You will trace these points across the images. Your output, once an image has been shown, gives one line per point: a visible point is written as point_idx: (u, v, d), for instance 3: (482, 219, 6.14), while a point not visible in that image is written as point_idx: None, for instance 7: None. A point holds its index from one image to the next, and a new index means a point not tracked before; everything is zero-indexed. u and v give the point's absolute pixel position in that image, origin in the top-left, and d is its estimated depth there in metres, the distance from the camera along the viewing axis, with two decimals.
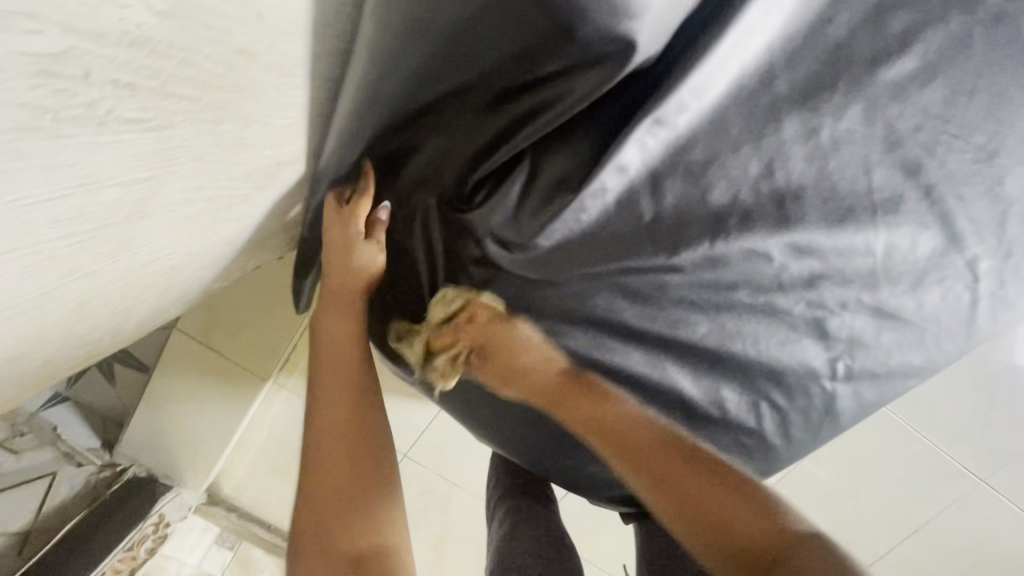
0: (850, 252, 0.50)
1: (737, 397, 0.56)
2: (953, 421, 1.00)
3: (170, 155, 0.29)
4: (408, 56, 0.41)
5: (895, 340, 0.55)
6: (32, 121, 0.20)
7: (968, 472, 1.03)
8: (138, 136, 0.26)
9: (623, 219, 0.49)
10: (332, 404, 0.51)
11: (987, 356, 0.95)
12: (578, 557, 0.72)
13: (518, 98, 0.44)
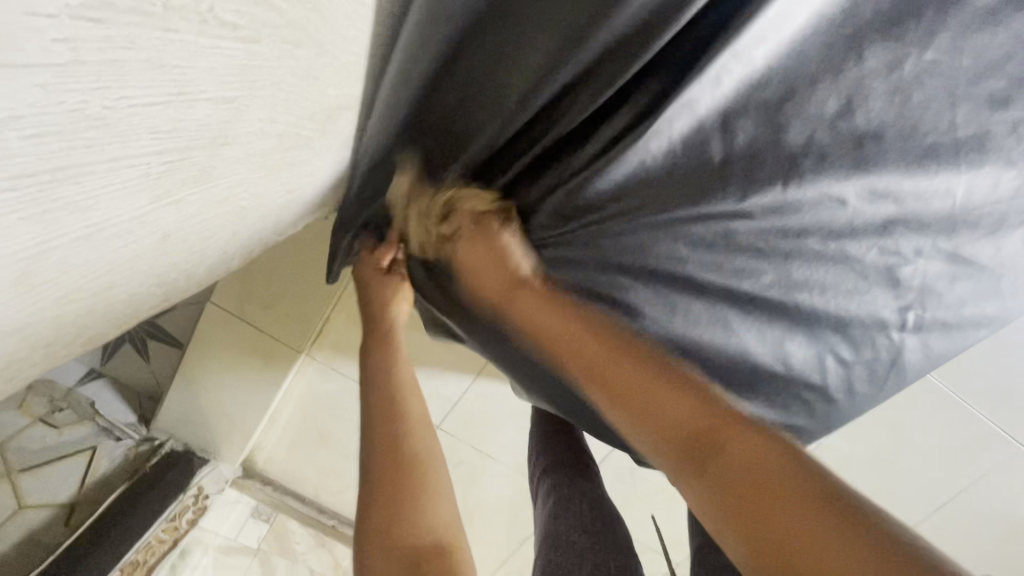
0: (929, 195, 0.48)
1: (803, 350, 0.55)
2: (1001, 386, 0.97)
3: (254, 73, 0.28)
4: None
5: (969, 288, 0.53)
6: (147, 5, 0.18)
7: (1011, 438, 1.01)
8: (230, 45, 0.24)
9: (691, 161, 0.48)
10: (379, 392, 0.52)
11: None
12: (625, 530, 0.71)
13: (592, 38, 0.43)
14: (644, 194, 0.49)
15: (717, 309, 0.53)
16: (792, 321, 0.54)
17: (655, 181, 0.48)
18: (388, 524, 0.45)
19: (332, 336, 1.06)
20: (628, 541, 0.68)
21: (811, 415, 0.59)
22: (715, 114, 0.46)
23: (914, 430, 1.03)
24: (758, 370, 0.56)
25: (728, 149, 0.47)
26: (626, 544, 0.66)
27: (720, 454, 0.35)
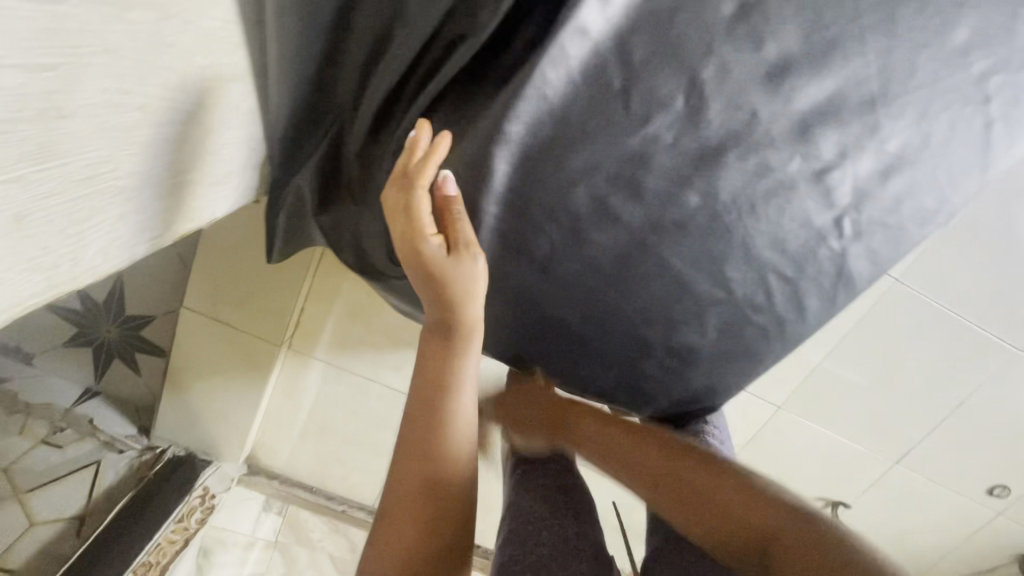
0: (840, 92, 0.47)
1: (743, 275, 0.55)
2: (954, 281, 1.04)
3: (73, 35, 0.27)
4: None
5: (905, 186, 0.51)
6: None
7: (970, 325, 1.09)
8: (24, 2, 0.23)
9: (590, 90, 0.46)
10: (434, 389, 0.50)
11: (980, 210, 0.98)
12: (587, 494, 0.76)
13: None
14: (549, 132, 0.47)
15: (643, 240, 0.53)
16: (723, 244, 0.53)
17: (557, 117, 0.47)
18: (395, 519, 0.46)
19: (308, 325, 1.07)
20: (591, 513, 0.73)
21: (767, 338, 0.59)
22: (606, 37, 0.44)
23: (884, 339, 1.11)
24: (701, 295, 0.56)
25: (629, 67, 0.45)
26: (587, 514, 0.71)
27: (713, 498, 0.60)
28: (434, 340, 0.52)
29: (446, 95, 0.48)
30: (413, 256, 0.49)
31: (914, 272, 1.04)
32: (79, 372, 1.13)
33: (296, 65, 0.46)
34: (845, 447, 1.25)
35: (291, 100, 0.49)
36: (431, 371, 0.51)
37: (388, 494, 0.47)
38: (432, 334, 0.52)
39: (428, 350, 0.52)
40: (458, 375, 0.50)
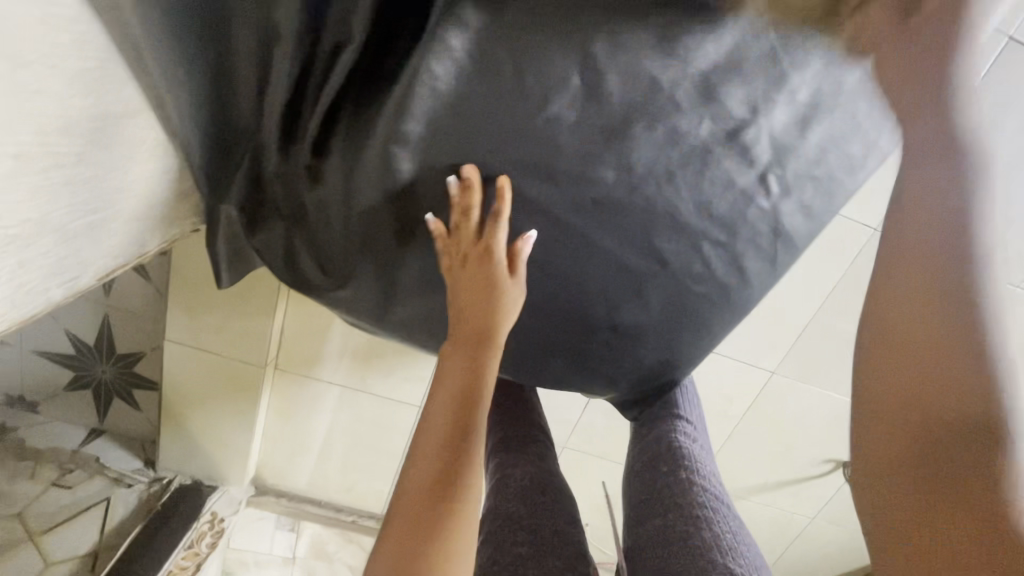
0: (738, 47, 0.45)
1: (674, 244, 0.54)
2: None
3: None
4: None
5: (826, 135, 0.50)
6: None
7: None
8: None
9: (482, 79, 0.45)
10: (465, 392, 0.49)
11: None
12: (566, 495, 0.77)
13: None
14: (449, 122, 0.47)
15: (567, 220, 0.53)
16: (647, 216, 0.53)
17: (454, 109, 0.46)
18: (420, 489, 0.45)
19: (293, 344, 1.10)
20: (571, 506, 0.76)
21: (714, 307, 0.59)
22: (488, 20, 0.43)
23: None
24: (635, 270, 0.56)
25: (520, 48, 0.44)
26: (567, 514, 0.73)
27: (946, 431, 0.37)
28: (466, 347, 0.52)
29: (343, 101, 0.48)
30: (474, 275, 0.53)
31: None
32: (76, 402, 1.17)
33: (189, 93, 0.46)
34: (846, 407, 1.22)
35: (192, 127, 0.49)
36: (456, 379, 0.50)
37: (413, 468, 0.46)
38: (462, 343, 0.52)
39: (452, 357, 0.52)
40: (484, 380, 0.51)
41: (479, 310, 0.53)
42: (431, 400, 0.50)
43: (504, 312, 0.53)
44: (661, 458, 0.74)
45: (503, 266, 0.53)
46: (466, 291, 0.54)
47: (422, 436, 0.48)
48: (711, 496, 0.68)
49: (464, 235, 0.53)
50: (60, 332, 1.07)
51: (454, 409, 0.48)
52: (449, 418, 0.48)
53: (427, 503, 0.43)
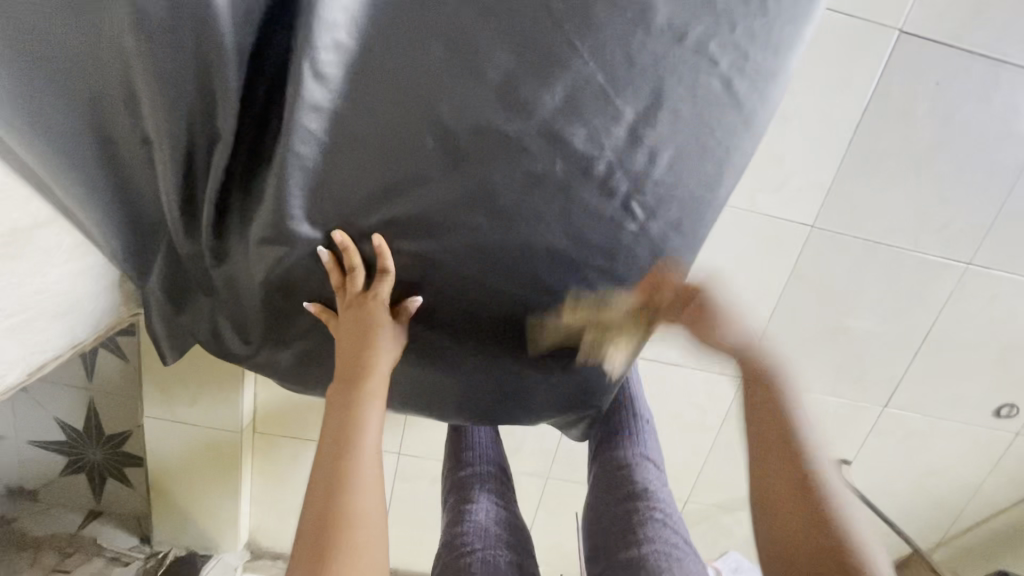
0: (570, 93, 0.50)
1: (560, 275, 0.57)
2: (869, 211, 1.02)
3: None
4: (72, 102, 0.47)
5: (675, 158, 0.53)
6: None
7: (905, 249, 1.06)
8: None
9: (345, 152, 0.50)
10: (346, 434, 0.56)
11: (870, 136, 0.97)
12: (523, 533, 0.78)
13: (188, 95, 0.46)
14: (324, 195, 0.52)
15: (457, 266, 0.56)
16: (529, 253, 0.56)
17: (325, 182, 0.51)
18: (317, 536, 0.50)
19: (269, 406, 1.13)
20: (529, 548, 0.77)
21: (615, 328, 0.61)
22: (338, 103, 0.48)
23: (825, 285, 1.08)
24: (529, 304, 0.59)
25: (373, 123, 0.49)
26: (522, 549, 0.74)
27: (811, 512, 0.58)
28: (345, 390, 0.57)
29: (229, 190, 0.53)
30: (354, 322, 0.57)
31: (828, 212, 1.02)
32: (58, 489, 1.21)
33: (93, 201, 0.52)
34: (827, 403, 1.20)
35: (103, 230, 0.55)
36: (339, 426, 0.56)
37: (311, 515, 0.52)
38: (342, 390, 0.58)
39: (336, 403, 0.58)
40: (364, 418, 0.56)
41: (361, 357, 0.57)
42: (320, 448, 0.56)
43: (381, 352, 0.58)
44: (623, 488, 0.64)
45: (383, 310, 0.57)
46: (348, 338, 0.58)
47: (316, 479, 0.54)
48: (675, 538, 0.59)
49: (345, 286, 0.57)
50: (51, 420, 1.16)
51: (336, 455, 0.54)
52: (334, 463, 0.54)
53: (322, 541, 0.50)
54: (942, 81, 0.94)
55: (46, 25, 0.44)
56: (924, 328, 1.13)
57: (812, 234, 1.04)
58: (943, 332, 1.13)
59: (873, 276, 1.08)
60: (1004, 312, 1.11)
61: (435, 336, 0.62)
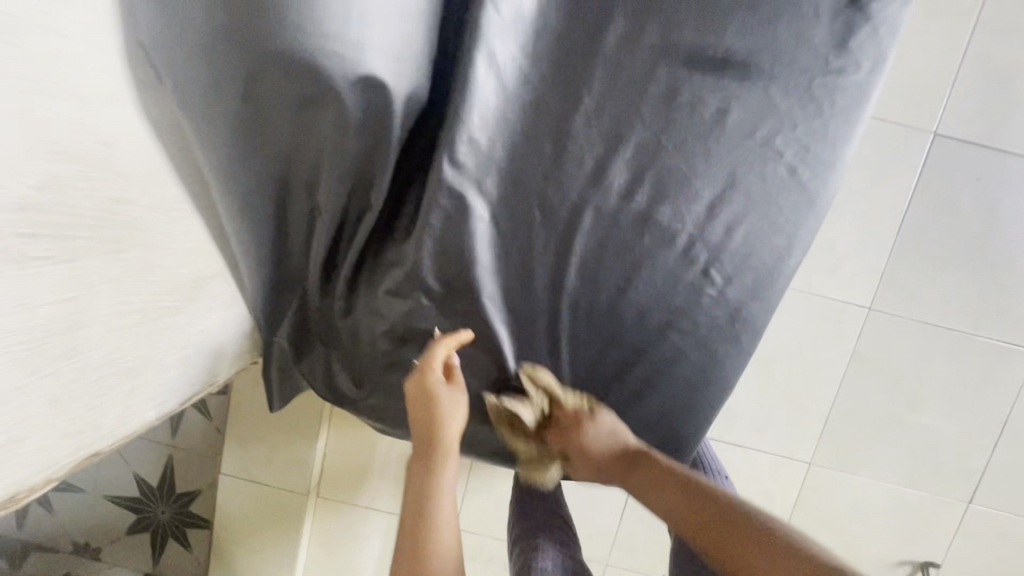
0: (657, 178, 0.59)
1: (646, 334, 0.63)
2: (927, 295, 1.06)
3: (51, 246, 0.39)
4: (260, 180, 0.55)
5: (749, 233, 0.61)
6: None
7: (969, 333, 1.06)
8: (6, 237, 0.35)
9: (469, 224, 0.59)
10: (421, 502, 0.56)
11: (917, 225, 1.03)
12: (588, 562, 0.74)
13: (356, 174, 0.56)
14: (448, 259, 0.60)
15: (553, 324, 0.63)
16: (619, 313, 0.63)
17: (446, 248, 0.59)
18: None
19: (333, 471, 1.17)
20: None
21: (695, 387, 0.65)
22: (469, 183, 0.57)
23: (890, 367, 1.09)
24: (615, 360, 0.64)
25: (494, 200, 0.59)
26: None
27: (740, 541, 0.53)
28: (419, 459, 0.60)
29: (367, 249, 0.63)
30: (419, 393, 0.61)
31: (884, 294, 1.06)
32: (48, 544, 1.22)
33: (258, 258, 0.62)
34: (904, 497, 1.13)
35: (256, 282, 0.64)
36: (415, 494, 0.57)
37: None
38: (416, 459, 0.60)
39: (415, 478, 0.58)
40: (438, 483, 0.57)
41: (428, 426, 0.60)
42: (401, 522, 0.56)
43: (446, 416, 0.60)
44: None
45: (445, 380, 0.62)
46: (413, 411, 0.62)
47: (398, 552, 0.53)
48: None
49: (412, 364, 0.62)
50: (129, 475, 1.22)
51: (415, 521, 0.55)
52: (413, 529, 0.54)
53: None
54: (982, 177, 1.01)
55: (253, 111, 0.50)
56: (1001, 417, 1.09)
57: (871, 315, 1.07)
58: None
59: (939, 360, 1.08)
60: None
61: (526, 389, 0.67)
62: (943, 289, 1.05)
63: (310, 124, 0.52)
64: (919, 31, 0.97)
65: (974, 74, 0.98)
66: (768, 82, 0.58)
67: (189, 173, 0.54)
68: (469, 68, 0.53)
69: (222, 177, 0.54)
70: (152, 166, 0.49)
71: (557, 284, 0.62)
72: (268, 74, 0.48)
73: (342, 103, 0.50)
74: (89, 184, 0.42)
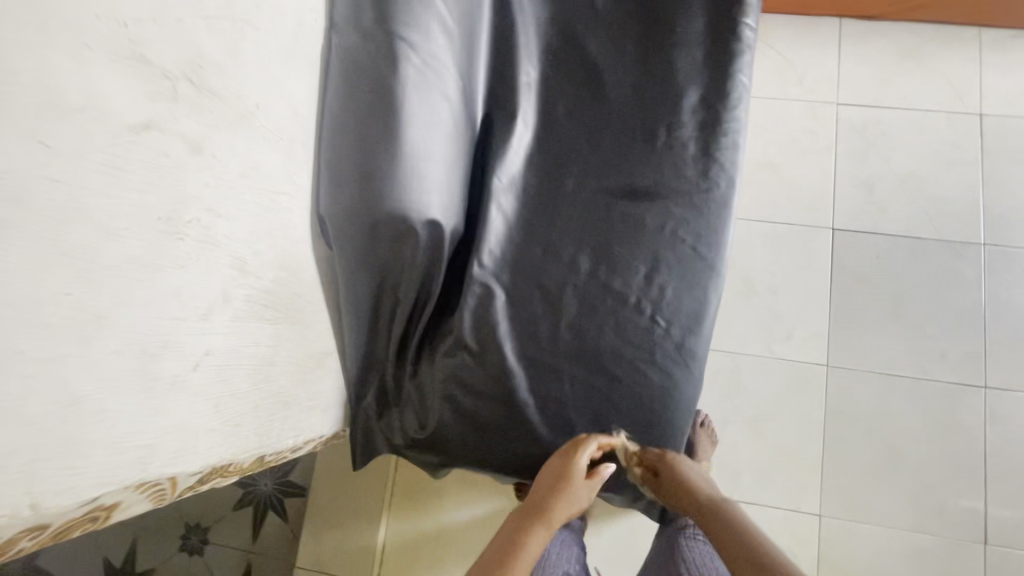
0: (609, 261, 0.94)
1: (620, 365, 0.91)
2: (872, 349, 1.29)
3: (270, 312, 0.74)
4: (364, 290, 0.89)
5: (676, 289, 0.92)
6: (248, 312, 0.69)
7: (919, 377, 1.27)
8: (257, 301, 0.71)
9: (492, 301, 0.92)
10: (527, 526, 0.85)
11: (844, 294, 1.32)
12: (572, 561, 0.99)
13: (422, 279, 0.90)
14: (482, 326, 0.91)
15: (556, 364, 0.91)
16: (599, 352, 0.91)
17: (479, 319, 0.91)
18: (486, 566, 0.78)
19: (392, 563, 1.31)
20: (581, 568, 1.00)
21: (663, 402, 0.90)
22: (491, 277, 0.92)
23: (864, 414, 1.26)
24: (602, 387, 0.91)
25: (508, 285, 0.93)
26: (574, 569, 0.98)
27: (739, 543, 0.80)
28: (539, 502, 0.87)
29: (428, 329, 0.95)
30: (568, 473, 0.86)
31: (837, 351, 1.29)
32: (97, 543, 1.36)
33: (358, 342, 0.93)
34: (920, 543, 1.20)
35: (356, 359, 0.95)
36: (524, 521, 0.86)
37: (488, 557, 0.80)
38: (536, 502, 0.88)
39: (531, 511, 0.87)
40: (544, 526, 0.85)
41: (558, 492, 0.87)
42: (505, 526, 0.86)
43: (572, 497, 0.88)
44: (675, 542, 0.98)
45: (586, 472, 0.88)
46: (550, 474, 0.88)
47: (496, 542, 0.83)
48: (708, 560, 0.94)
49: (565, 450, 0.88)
50: None
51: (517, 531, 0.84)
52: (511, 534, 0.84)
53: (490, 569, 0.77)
54: (881, 254, 1.33)
55: (367, 250, 0.85)
56: (977, 451, 1.23)
57: (831, 370, 1.29)
58: (998, 452, 1.23)
59: (903, 403, 1.26)
60: None
61: (543, 417, 0.91)
62: (883, 343, 1.29)
63: (398, 253, 0.87)
64: (798, 162, 1.39)
65: (848, 185, 1.36)
66: (665, 199, 0.95)
67: (326, 286, 0.90)
68: (486, 211, 0.93)
69: (346, 288, 0.89)
70: (312, 278, 0.86)
71: (555, 336, 0.92)
72: (377, 228, 0.84)
73: (416, 235, 0.86)
74: (287, 283, 0.78)
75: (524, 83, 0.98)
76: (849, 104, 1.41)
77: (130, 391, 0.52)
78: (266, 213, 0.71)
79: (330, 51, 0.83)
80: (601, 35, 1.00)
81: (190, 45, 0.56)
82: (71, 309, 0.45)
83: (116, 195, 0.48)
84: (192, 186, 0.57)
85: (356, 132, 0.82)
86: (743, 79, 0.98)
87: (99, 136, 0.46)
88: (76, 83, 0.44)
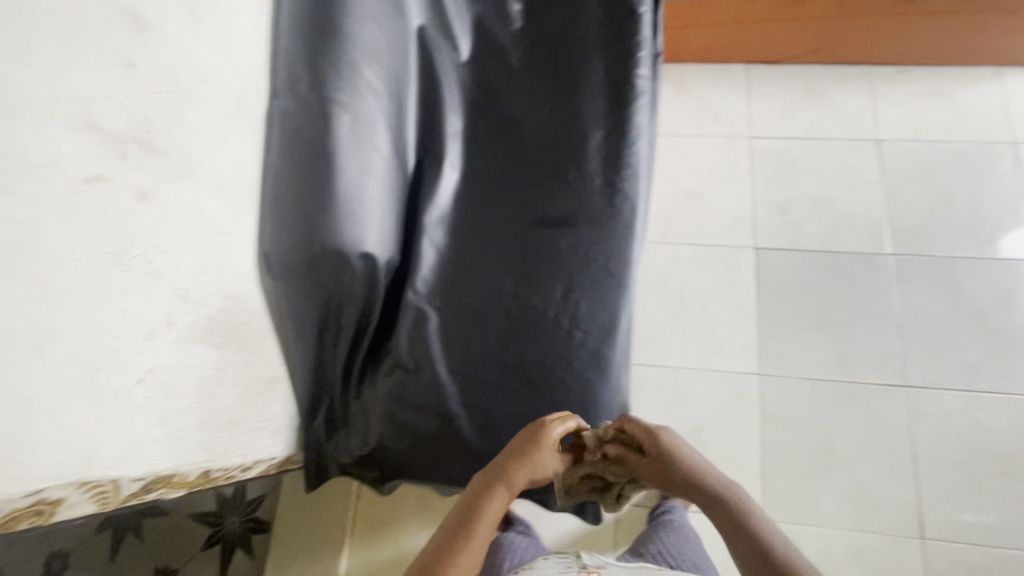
0: (530, 283, 1.04)
1: (542, 375, 1.00)
2: (799, 356, 1.38)
3: (214, 337, 0.84)
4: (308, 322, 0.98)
5: (590, 304, 1.03)
6: (192, 336, 0.79)
7: (845, 380, 1.35)
8: (201, 326, 0.81)
9: (425, 323, 1.01)
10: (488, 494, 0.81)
11: (770, 306, 1.42)
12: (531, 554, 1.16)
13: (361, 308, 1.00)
14: (417, 347, 1.01)
15: (485, 377, 1.00)
16: (522, 364, 1.00)
17: (414, 340, 1.01)
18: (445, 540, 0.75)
19: None
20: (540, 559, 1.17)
21: (583, 407, 0.99)
22: (425, 302, 1.03)
23: (797, 418, 1.34)
24: (527, 395, 0.99)
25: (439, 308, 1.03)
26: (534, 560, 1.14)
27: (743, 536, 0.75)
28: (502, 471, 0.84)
29: (370, 354, 1.04)
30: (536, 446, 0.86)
31: (768, 360, 1.38)
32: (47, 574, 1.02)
33: (305, 370, 1.02)
34: (861, 541, 1.24)
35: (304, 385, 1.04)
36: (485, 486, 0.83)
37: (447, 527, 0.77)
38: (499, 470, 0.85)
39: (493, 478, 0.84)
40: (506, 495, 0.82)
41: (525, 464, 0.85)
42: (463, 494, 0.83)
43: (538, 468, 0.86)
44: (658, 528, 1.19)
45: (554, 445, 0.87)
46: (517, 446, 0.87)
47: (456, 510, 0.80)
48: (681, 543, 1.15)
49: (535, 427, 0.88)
50: None
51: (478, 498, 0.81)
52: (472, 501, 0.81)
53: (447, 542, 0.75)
54: (800, 268, 1.44)
55: (309, 282, 0.96)
56: (906, 448, 1.30)
57: (764, 378, 1.37)
58: (925, 448, 1.29)
59: (833, 405, 1.34)
60: (964, 421, 1.30)
61: (475, 427, 0.99)
62: (810, 350, 1.38)
63: (338, 285, 0.97)
64: (719, 190, 1.53)
65: (765, 209, 1.50)
66: (577, 225, 1.07)
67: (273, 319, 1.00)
68: (417, 244, 1.05)
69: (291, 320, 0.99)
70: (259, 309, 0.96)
71: (484, 352, 1.01)
72: (317, 263, 0.95)
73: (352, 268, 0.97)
74: (232, 312, 0.88)
75: (450, 132, 1.12)
76: (762, 138, 1.56)
77: (75, 397, 0.61)
78: (211, 249, 0.83)
79: (272, 114, 0.97)
80: (517, 90, 1.15)
81: (140, 115, 0.69)
82: (25, 323, 0.55)
83: (68, 234, 0.59)
84: (138, 226, 0.69)
85: (295, 180, 0.94)
86: (640, 120, 1.12)
87: (53, 186, 0.58)
88: (36, 146, 0.56)
